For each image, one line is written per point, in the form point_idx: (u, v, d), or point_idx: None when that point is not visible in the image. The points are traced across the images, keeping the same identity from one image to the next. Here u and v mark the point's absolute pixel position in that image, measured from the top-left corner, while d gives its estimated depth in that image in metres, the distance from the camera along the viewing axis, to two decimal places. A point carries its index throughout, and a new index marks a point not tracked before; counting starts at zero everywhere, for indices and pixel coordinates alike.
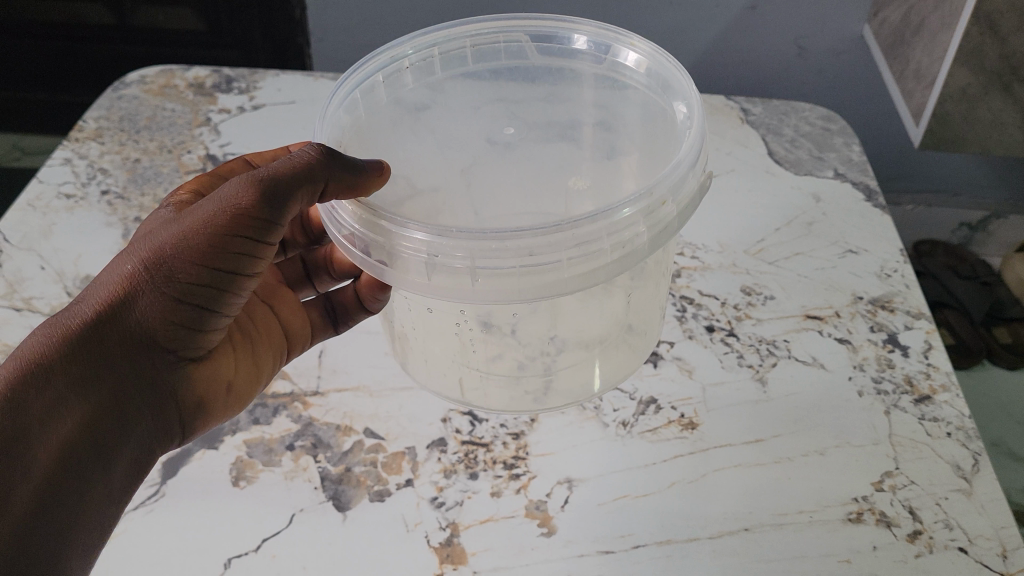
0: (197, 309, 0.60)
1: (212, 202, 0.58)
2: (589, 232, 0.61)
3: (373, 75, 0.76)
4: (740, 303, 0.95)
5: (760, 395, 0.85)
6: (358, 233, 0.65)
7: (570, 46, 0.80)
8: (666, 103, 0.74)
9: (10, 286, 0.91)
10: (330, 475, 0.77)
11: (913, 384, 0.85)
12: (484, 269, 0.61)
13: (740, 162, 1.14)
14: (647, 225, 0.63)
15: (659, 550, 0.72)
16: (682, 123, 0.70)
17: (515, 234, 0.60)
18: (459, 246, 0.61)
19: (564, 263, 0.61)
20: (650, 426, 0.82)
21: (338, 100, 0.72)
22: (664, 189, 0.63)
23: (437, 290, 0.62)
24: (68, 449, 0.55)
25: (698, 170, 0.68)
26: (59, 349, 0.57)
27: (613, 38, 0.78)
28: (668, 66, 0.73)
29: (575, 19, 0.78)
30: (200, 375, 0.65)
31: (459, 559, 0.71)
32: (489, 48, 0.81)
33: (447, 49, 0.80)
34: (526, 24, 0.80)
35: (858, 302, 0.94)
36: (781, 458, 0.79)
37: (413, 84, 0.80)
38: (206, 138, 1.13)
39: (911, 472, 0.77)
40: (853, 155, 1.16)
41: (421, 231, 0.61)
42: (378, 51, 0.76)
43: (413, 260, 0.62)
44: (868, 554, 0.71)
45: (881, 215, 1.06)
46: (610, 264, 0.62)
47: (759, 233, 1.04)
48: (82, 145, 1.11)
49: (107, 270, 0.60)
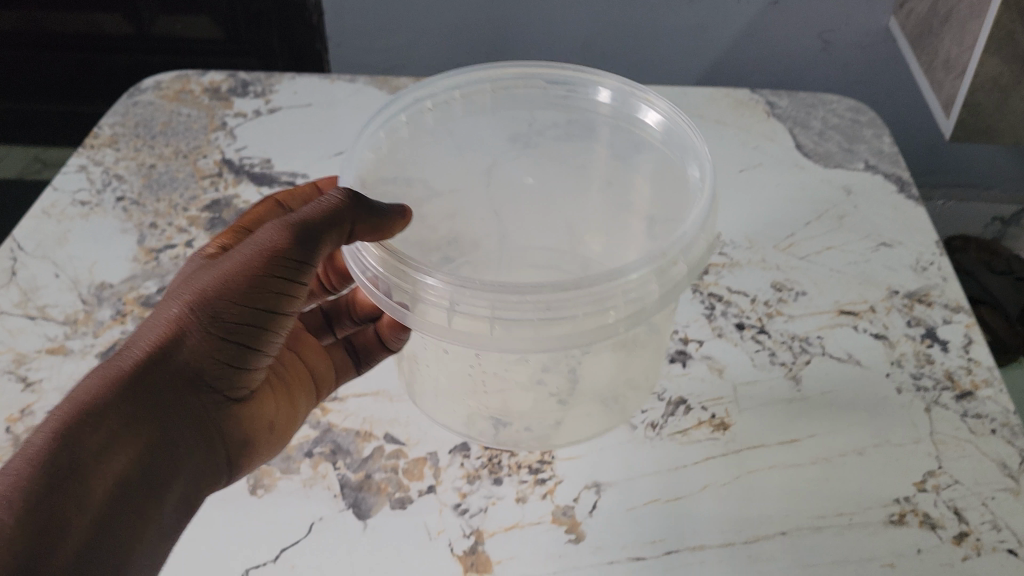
0: (242, 348, 0.59)
1: (249, 245, 0.59)
2: (603, 290, 0.58)
3: (397, 116, 0.76)
4: (770, 300, 0.91)
5: (794, 393, 0.82)
6: (382, 276, 0.62)
7: (594, 98, 0.80)
8: (679, 164, 0.73)
9: (25, 294, 0.90)
10: (350, 483, 0.74)
11: (954, 379, 0.82)
12: (501, 322, 0.58)
13: (767, 156, 1.11)
14: (659, 284, 0.60)
15: (692, 555, 0.69)
16: (694, 185, 0.69)
17: (532, 291, 0.57)
18: (479, 294, 0.58)
19: (579, 317, 0.58)
20: (680, 427, 0.79)
21: (363, 142, 0.73)
22: (675, 249, 0.61)
23: (454, 335, 0.60)
24: (126, 479, 0.52)
25: (705, 232, 0.65)
26: (111, 384, 0.54)
27: (631, 93, 0.77)
28: (682, 125, 0.72)
29: (598, 72, 0.78)
30: (245, 417, 0.63)
31: (484, 567, 0.68)
32: (515, 94, 0.82)
33: (473, 94, 0.81)
34: (545, 73, 0.81)
35: (893, 296, 0.91)
36: (817, 459, 0.76)
37: (434, 121, 0.80)
38: (221, 142, 1.11)
39: (955, 471, 0.74)
40: (884, 147, 1.12)
41: (443, 278, 0.59)
42: (404, 93, 0.77)
43: (434, 305, 0.59)
44: (912, 557, 0.68)
45: (915, 206, 1.03)
46: (623, 321, 0.60)
47: (789, 227, 1.00)
48: (97, 151, 1.10)
49: (151, 318, 0.60)
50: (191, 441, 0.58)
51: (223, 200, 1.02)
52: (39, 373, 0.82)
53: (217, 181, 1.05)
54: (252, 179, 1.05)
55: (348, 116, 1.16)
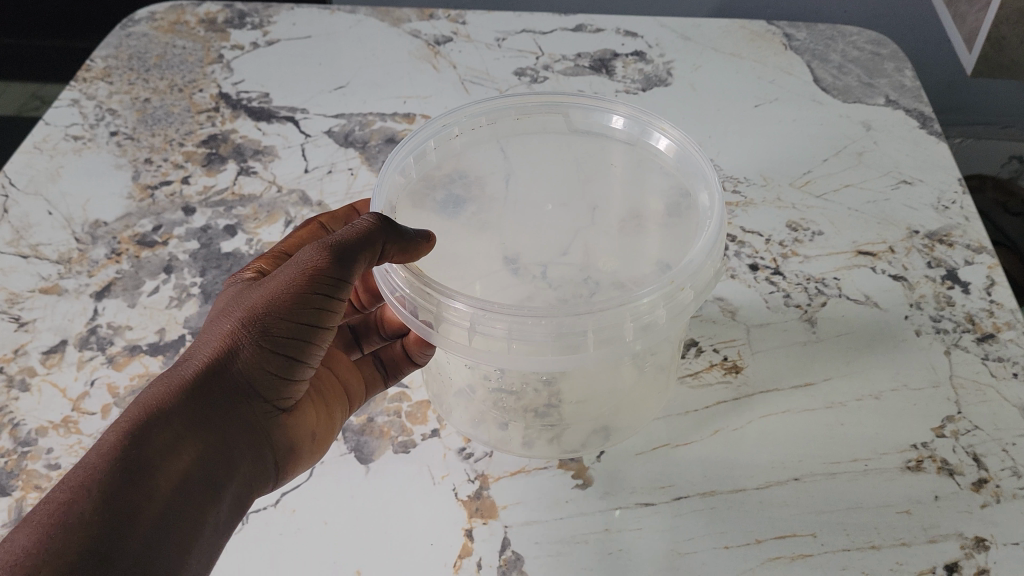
0: (292, 364, 0.56)
1: (296, 265, 0.56)
2: (614, 317, 0.57)
3: (428, 139, 0.77)
4: (786, 240, 0.88)
5: (809, 335, 0.79)
6: (408, 295, 0.61)
7: (606, 125, 0.80)
8: (693, 188, 0.73)
9: (17, 232, 0.88)
10: (352, 426, 0.73)
11: (975, 322, 0.79)
12: (519, 345, 0.57)
13: (783, 91, 1.07)
14: (667, 311, 0.59)
15: (702, 501, 0.67)
16: (704, 210, 0.69)
17: (546, 314, 0.56)
18: (499, 318, 0.57)
19: (588, 341, 0.57)
20: (691, 370, 0.77)
21: (395, 165, 0.73)
22: (684, 275, 0.59)
23: (472, 352, 0.59)
24: (176, 499, 0.49)
25: (716, 256, 0.62)
26: (159, 401, 0.52)
27: (647, 121, 0.78)
28: (690, 148, 0.72)
29: (612, 100, 0.79)
30: (293, 434, 0.60)
31: (489, 513, 0.67)
32: (538, 121, 0.82)
33: (498, 122, 0.81)
34: (569, 102, 0.81)
35: (913, 237, 0.88)
36: (832, 403, 0.74)
37: (461, 149, 0.80)
38: (218, 76, 1.07)
39: (975, 416, 0.72)
40: (905, 81, 1.08)
41: (467, 302, 0.57)
42: (435, 119, 0.78)
43: (456, 327, 0.59)
44: (930, 504, 0.66)
45: (936, 142, 0.99)
46: (635, 342, 0.58)
47: (806, 164, 0.97)
48: (90, 84, 1.06)
49: (203, 336, 0.56)
50: (240, 457, 0.55)
51: (220, 136, 0.99)
52: (33, 313, 0.80)
53: (214, 116, 1.02)
54: (249, 114, 1.02)
55: (349, 48, 1.12)
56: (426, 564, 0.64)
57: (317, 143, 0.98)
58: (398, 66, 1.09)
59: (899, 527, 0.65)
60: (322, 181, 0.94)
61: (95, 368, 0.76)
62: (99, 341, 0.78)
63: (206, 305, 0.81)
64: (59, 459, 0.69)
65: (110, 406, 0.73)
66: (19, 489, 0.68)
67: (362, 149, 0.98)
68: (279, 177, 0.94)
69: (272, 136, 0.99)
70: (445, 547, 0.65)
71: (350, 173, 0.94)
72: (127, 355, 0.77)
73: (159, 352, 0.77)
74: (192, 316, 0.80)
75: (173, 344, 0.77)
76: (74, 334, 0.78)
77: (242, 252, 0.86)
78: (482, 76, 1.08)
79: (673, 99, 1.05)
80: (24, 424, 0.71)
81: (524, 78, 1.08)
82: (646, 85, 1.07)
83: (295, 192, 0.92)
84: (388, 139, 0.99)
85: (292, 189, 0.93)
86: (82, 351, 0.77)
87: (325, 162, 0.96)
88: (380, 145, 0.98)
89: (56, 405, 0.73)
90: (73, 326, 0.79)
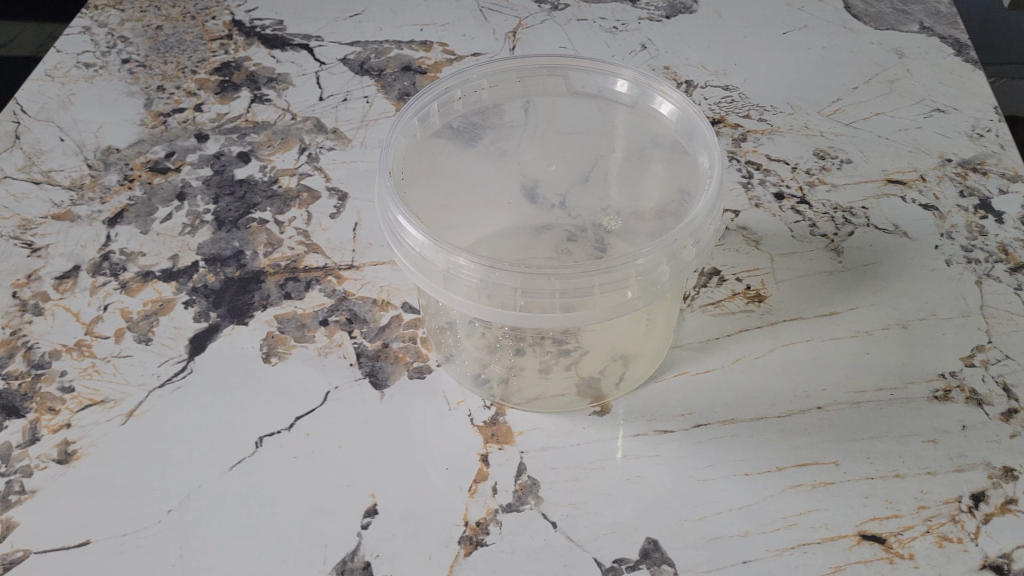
0: None
1: None
2: (619, 274, 0.56)
3: (429, 105, 0.69)
4: (813, 168, 0.85)
5: (835, 265, 0.77)
6: (414, 249, 0.59)
7: (612, 89, 0.73)
8: (691, 154, 0.67)
9: (29, 158, 0.87)
10: (366, 352, 0.71)
11: (1009, 252, 0.76)
12: (530, 302, 0.56)
13: (813, 17, 1.03)
14: (668, 267, 0.58)
15: (722, 429, 0.66)
16: (702, 178, 0.64)
17: (555, 271, 0.55)
18: (510, 275, 0.56)
19: (595, 295, 0.56)
20: (713, 299, 0.75)
21: (398, 131, 0.66)
22: (684, 233, 0.58)
23: (482, 310, 0.58)
24: None
25: (715, 215, 0.61)
26: None
27: (648, 85, 0.71)
28: (697, 120, 0.66)
29: (615, 64, 0.71)
30: None
31: (505, 439, 0.66)
32: (539, 84, 0.74)
33: (499, 85, 0.74)
34: (573, 63, 0.73)
35: (946, 165, 0.85)
36: (858, 332, 0.72)
37: (463, 113, 0.73)
38: (231, 3, 1.05)
39: (1006, 346, 0.70)
40: (941, 7, 1.03)
41: (476, 260, 0.56)
42: (435, 82, 0.70)
43: (464, 285, 0.58)
44: (957, 434, 0.65)
45: (972, 70, 0.95)
46: (639, 297, 0.58)
47: (835, 92, 0.93)
48: (101, 12, 1.04)
49: None
50: None
51: (233, 64, 0.97)
52: (45, 238, 0.79)
53: (227, 43, 0.99)
54: (263, 42, 0.99)
55: None
56: (440, 488, 0.63)
57: (331, 71, 0.96)
58: None
59: (925, 456, 0.63)
60: (337, 109, 0.92)
61: (108, 293, 0.75)
62: (112, 267, 0.77)
63: (219, 232, 0.80)
64: (73, 382, 0.69)
65: (124, 331, 0.72)
66: (33, 411, 0.67)
67: (378, 77, 0.95)
68: (293, 105, 0.92)
69: (286, 64, 0.97)
70: (459, 472, 0.64)
71: (365, 101, 0.92)
72: (139, 281, 0.76)
73: (172, 278, 0.76)
74: (206, 243, 0.79)
75: (186, 271, 0.77)
76: (86, 260, 0.78)
77: (255, 179, 0.84)
78: (501, 4, 1.04)
79: (698, 26, 1.02)
80: (37, 347, 0.71)
81: (544, 5, 1.04)
82: (670, 12, 1.04)
83: (310, 120, 0.90)
84: (404, 68, 0.96)
85: (306, 117, 0.91)
86: (95, 276, 0.76)
87: (340, 90, 0.94)
88: (396, 73, 0.96)
89: (69, 329, 0.72)
90: (85, 252, 0.78)
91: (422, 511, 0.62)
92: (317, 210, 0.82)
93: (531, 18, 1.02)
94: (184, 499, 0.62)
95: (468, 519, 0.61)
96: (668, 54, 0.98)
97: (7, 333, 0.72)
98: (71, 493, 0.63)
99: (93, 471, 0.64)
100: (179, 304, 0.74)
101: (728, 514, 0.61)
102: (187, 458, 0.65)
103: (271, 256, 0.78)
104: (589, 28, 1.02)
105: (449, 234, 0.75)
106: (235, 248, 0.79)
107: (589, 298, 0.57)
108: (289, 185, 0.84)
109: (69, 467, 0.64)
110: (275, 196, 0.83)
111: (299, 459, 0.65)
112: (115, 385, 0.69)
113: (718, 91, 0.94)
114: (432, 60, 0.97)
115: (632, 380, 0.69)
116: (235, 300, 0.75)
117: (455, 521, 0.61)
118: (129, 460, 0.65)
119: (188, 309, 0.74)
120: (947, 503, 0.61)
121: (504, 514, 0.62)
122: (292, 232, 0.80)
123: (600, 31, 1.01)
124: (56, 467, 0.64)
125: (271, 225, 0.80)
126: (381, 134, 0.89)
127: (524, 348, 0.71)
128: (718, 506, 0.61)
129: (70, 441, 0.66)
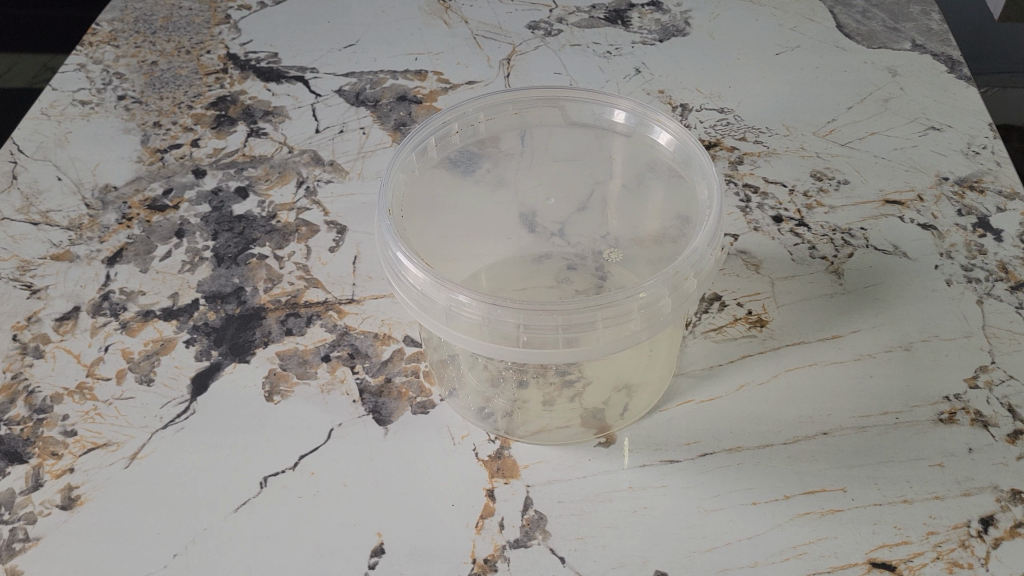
0: None
1: None
2: (621, 308, 0.56)
3: (427, 138, 0.70)
4: (811, 190, 0.85)
5: (835, 287, 0.77)
6: (415, 287, 0.59)
7: (607, 119, 0.74)
8: (689, 181, 0.68)
9: (27, 198, 0.87)
10: (369, 388, 0.71)
11: (1009, 270, 0.76)
12: (532, 338, 0.57)
13: (806, 37, 1.03)
14: (670, 300, 0.58)
15: (727, 457, 0.66)
16: (702, 205, 0.64)
17: (558, 306, 0.55)
18: (511, 312, 0.56)
19: (598, 327, 0.56)
20: (715, 325, 0.75)
21: (396, 165, 0.66)
22: (685, 265, 0.58)
23: (484, 346, 0.58)
24: None
25: (716, 245, 0.61)
26: None
27: (645, 115, 0.71)
28: (694, 148, 0.67)
29: (612, 95, 0.72)
30: None
31: (510, 472, 0.66)
32: (535, 117, 0.75)
33: (496, 117, 0.74)
34: (570, 94, 0.74)
35: (942, 183, 0.85)
36: (861, 355, 0.72)
37: (460, 146, 0.73)
38: (226, 37, 1.05)
39: (1010, 366, 0.70)
40: (932, 24, 1.04)
41: (477, 296, 0.56)
42: (433, 116, 0.71)
43: (466, 321, 0.57)
44: (963, 457, 0.64)
45: (964, 87, 0.96)
46: (641, 330, 0.58)
47: (830, 112, 0.94)
48: (96, 49, 1.04)
49: None
50: None
51: (228, 98, 0.97)
52: (44, 280, 0.79)
53: (222, 77, 0.99)
54: (258, 75, 1.00)
55: (358, 7, 1.10)
56: (447, 526, 0.63)
57: (327, 102, 0.96)
58: (409, 23, 1.07)
59: (932, 480, 0.63)
60: (333, 141, 0.92)
61: (109, 333, 0.75)
62: (112, 307, 0.77)
63: (219, 269, 0.80)
64: (75, 426, 0.69)
65: (125, 372, 0.72)
66: (36, 456, 0.67)
67: (373, 108, 0.95)
68: (289, 138, 0.92)
69: (281, 97, 0.97)
70: (465, 508, 0.64)
71: (361, 132, 0.93)
72: (140, 320, 0.76)
73: (173, 317, 0.76)
74: (205, 281, 0.79)
75: (186, 309, 0.77)
76: (87, 300, 0.77)
77: (254, 214, 0.84)
78: (494, 31, 1.05)
79: (690, 49, 1.02)
80: (38, 391, 0.71)
81: (537, 32, 1.05)
82: (663, 35, 1.04)
83: (307, 152, 0.91)
84: (399, 97, 0.96)
85: (303, 150, 0.91)
86: (95, 317, 0.76)
87: (337, 122, 0.94)
88: (392, 103, 0.96)
89: (70, 371, 0.72)
90: (85, 292, 0.78)
91: (429, 549, 0.61)
92: (315, 244, 0.82)
93: (524, 45, 1.03)
94: (190, 544, 0.62)
95: (476, 555, 0.61)
96: (663, 78, 0.98)
97: (8, 377, 0.72)
98: (75, 539, 0.63)
99: (97, 516, 0.64)
100: (180, 343, 0.74)
101: (737, 544, 0.61)
102: (192, 501, 0.64)
103: (272, 292, 0.78)
104: (583, 53, 1.02)
105: (448, 266, 0.75)
106: (235, 285, 0.78)
107: (592, 332, 0.56)
108: (288, 219, 0.84)
109: (72, 513, 0.64)
110: (274, 230, 0.83)
111: (304, 500, 0.64)
112: (117, 427, 0.69)
113: (713, 114, 0.94)
114: (428, 90, 0.97)
115: (637, 410, 0.69)
116: (237, 338, 0.74)
117: (463, 558, 0.61)
118: (133, 505, 0.64)
119: (189, 348, 0.74)
120: (956, 528, 0.61)
121: (512, 550, 0.61)
122: (292, 266, 0.80)
123: (594, 56, 1.01)
124: (60, 513, 0.64)
125: (271, 260, 0.80)
126: (379, 166, 0.89)
127: (528, 380, 0.70)
128: (726, 536, 0.61)
129: (74, 486, 0.65)
